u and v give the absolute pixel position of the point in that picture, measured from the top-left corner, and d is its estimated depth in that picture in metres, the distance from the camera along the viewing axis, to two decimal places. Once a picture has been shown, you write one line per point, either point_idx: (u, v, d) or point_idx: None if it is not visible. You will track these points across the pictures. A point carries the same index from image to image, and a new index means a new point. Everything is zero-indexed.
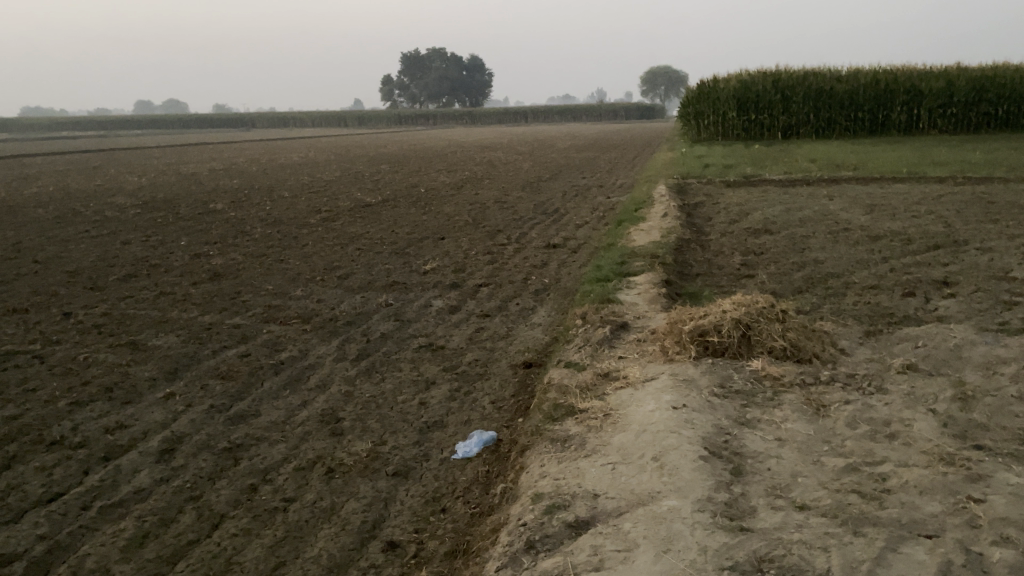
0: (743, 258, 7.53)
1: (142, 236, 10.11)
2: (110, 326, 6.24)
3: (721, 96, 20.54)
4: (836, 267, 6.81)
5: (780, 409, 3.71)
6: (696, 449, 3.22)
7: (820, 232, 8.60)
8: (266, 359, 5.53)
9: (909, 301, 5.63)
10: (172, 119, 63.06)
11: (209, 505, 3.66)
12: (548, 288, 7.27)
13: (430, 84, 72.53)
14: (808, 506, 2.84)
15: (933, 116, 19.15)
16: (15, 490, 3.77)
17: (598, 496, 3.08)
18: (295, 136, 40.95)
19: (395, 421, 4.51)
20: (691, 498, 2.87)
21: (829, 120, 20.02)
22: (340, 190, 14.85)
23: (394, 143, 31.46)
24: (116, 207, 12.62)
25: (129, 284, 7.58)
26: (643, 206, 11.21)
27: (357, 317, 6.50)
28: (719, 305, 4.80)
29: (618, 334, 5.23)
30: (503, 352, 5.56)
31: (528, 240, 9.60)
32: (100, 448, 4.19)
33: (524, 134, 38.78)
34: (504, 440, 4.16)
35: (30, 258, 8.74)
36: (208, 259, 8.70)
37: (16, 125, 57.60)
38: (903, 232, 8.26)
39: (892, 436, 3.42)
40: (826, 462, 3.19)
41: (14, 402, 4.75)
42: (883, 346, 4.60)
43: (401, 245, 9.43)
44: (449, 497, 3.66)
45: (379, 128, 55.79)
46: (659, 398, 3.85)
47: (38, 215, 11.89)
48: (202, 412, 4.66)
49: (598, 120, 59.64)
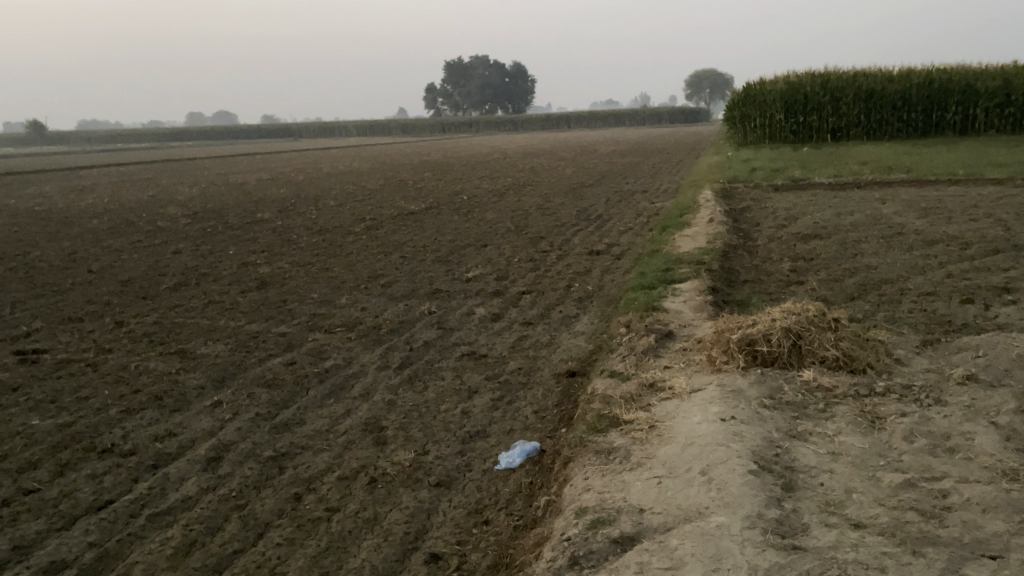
0: (792, 264, 7.37)
1: (193, 245, 10.32)
2: (161, 334, 6.36)
3: (767, 98, 20.25)
4: (890, 273, 6.62)
5: (832, 421, 3.60)
6: (745, 463, 3.13)
7: (872, 236, 8.37)
8: (310, 367, 5.57)
9: (968, 308, 5.43)
10: (222, 130, 64.45)
11: (255, 514, 3.68)
12: (591, 296, 7.21)
13: (474, 92, 72.84)
14: (863, 525, 2.73)
15: (989, 116, 18.54)
16: (67, 497, 3.83)
17: (644, 511, 3.01)
18: (338, 145, 41.44)
19: (438, 430, 4.50)
20: (740, 515, 2.78)
21: (881, 122, 19.56)
22: (384, 198, 15.00)
23: (437, 151, 31.74)
24: (167, 217, 12.90)
25: (179, 293, 7.72)
26: (688, 211, 11.07)
27: (400, 325, 6.52)
28: (768, 313, 4.68)
29: (663, 342, 5.15)
30: (546, 360, 5.51)
31: (571, 247, 9.55)
32: (149, 456, 4.26)
33: (565, 139, 38.72)
34: (547, 451, 4.12)
35: (85, 267, 8.98)
36: (256, 268, 8.82)
37: (71, 138, 59.53)
38: (961, 236, 7.99)
39: (951, 451, 3.28)
40: (882, 477, 3.07)
41: (68, 410, 4.85)
42: (941, 355, 4.44)
43: (445, 253, 9.45)
44: (491, 509, 3.62)
45: (422, 136, 56.24)
46: (706, 409, 3.75)
47: (93, 225, 12.22)
48: (249, 420, 4.70)
49: (642, 124, 59.22)
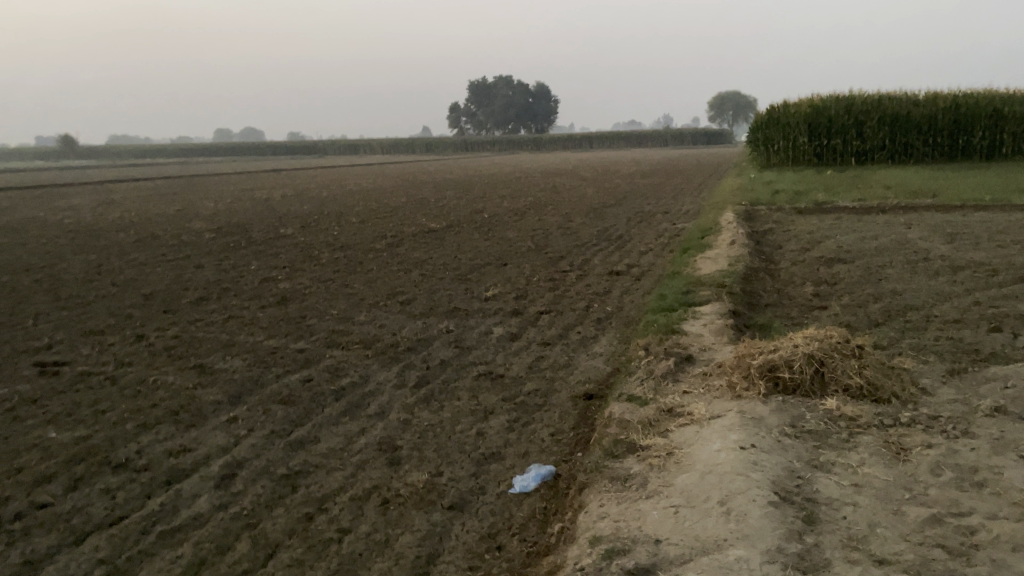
0: (815, 288, 7.28)
1: (215, 260, 10.38)
2: (180, 349, 6.37)
3: (791, 121, 20.18)
4: (915, 299, 6.51)
5: (856, 452, 3.51)
6: (765, 494, 3.05)
7: (897, 261, 8.27)
8: (327, 384, 5.55)
9: (996, 336, 5.31)
10: (248, 149, 65.52)
11: (265, 534, 3.65)
12: (610, 317, 7.15)
13: (497, 112, 73.36)
14: (887, 561, 2.65)
15: (1017, 141, 18.32)
16: (80, 512, 3.82)
17: (659, 542, 2.93)
18: (361, 163, 41.95)
19: (453, 451, 4.45)
20: (759, 548, 2.70)
21: (906, 146, 19.39)
22: (406, 215, 15.08)
23: (460, 169, 31.85)
24: (192, 231, 13.04)
25: (200, 307, 7.76)
26: (710, 233, 11.01)
27: (417, 343, 6.50)
28: (791, 339, 4.59)
29: (682, 366, 5.08)
30: (564, 382, 5.45)
31: (590, 267, 9.50)
32: (163, 471, 4.25)
33: (587, 158, 38.82)
34: (562, 475, 4.06)
35: (109, 280, 9.10)
36: (276, 283, 8.86)
37: (99, 152, 60.72)
38: (988, 263, 7.83)
39: (979, 485, 3.17)
40: (907, 512, 2.98)
41: (85, 423, 4.86)
42: (969, 386, 4.33)
43: (464, 271, 9.43)
44: (505, 534, 3.56)
45: (443, 153, 56.69)
46: (725, 436, 3.68)
47: (118, 238, 12.34)
48: (263, 437, 4.68)
49: (664, 146, 59.38)
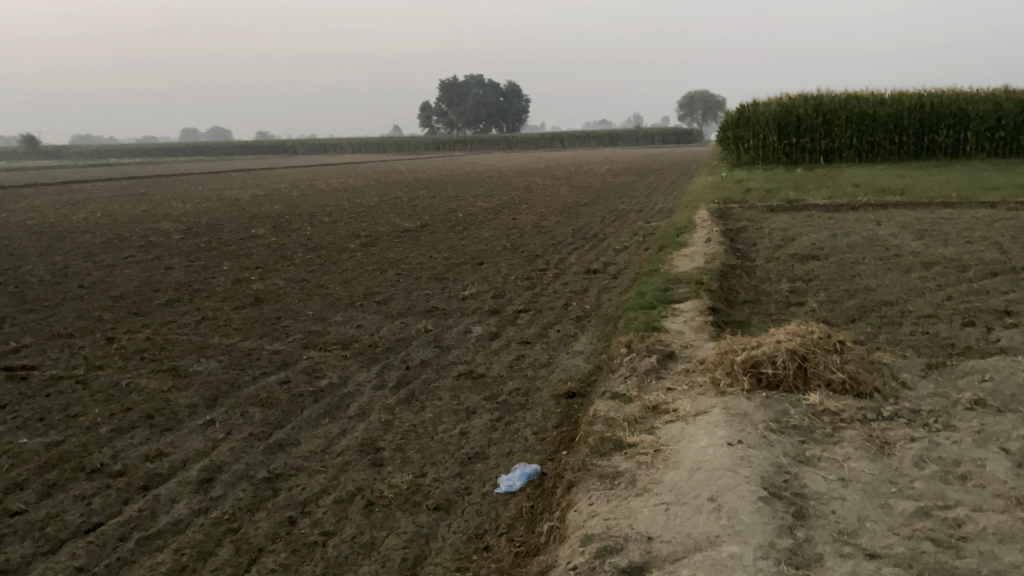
0: (791, 285, 7.34)
1: (186, 261, 10.19)
2: (153, 352, 6.24)
3: (761, 120, 20.36)
4: (890, 295, 6.59)
5: (841, 447, 3.53)
6: (755, 490, 3.05)
7: (869, 258, 8.36)
8: (305, 385, 5.47)
9: (970, 330, 5.39)
10: (215, 149, 64.87)
11: (248, 538, 3.58)
12: (589, 315, 7.15)
13: (468, 112, 73.29)
14: (879, 555, 2.66)
15: (981, 139, 18.67)
16: (54, 520, 3.72)
17: (652, 540, 2.92)
18: (329, 163, 41.54)
19: (436, 451, 4.41)
20: (751, 545, 2.71)
21: (873, 144, 19.66)
22: (380, 214, 14.98)
23: (430, 168, 31.72)
24: (161, 232, 12.82)
25: (171, 309, 7.61)
26: (685, 231, 11.08)
27: (396, 343, 6.43)
28: (773, 334, 4.61)
29: (665, 363, 5.08)
30: (545, 380, 5.44)
31: (567, 266, 9.48)
32: (140, 476, 4.15)
33: (559, 157, 38.97)
34: (548, 474, 4.04)
35: (76, 282, 8.90)
36: (250, 284, 8.73)
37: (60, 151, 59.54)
38: (958, 259, 7.96)
39: (963, 478, 3.21)
40: (896, 505, 3.00)
41: (56, 428, 4.74)
42: (947, 379, 4.38)
43: (440, 270, 9.37)
44: (492, 534, 3.53)
45: (415, 153, 56.62)
46: (712, 433, 3.68)
47: (85, 240, 12.08)
48: (242, 440, 4.59)
49: (634, 144, 59.87)
